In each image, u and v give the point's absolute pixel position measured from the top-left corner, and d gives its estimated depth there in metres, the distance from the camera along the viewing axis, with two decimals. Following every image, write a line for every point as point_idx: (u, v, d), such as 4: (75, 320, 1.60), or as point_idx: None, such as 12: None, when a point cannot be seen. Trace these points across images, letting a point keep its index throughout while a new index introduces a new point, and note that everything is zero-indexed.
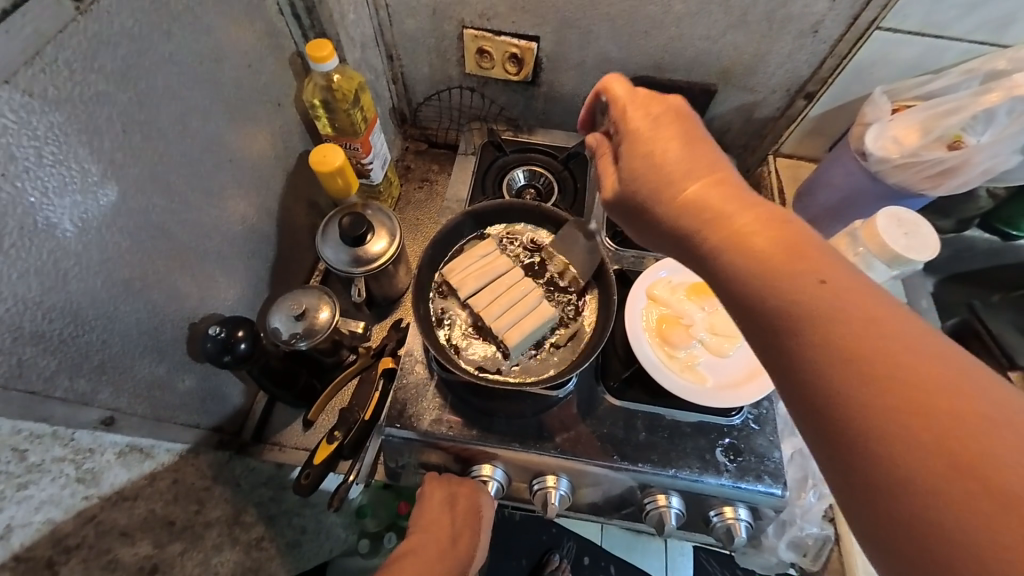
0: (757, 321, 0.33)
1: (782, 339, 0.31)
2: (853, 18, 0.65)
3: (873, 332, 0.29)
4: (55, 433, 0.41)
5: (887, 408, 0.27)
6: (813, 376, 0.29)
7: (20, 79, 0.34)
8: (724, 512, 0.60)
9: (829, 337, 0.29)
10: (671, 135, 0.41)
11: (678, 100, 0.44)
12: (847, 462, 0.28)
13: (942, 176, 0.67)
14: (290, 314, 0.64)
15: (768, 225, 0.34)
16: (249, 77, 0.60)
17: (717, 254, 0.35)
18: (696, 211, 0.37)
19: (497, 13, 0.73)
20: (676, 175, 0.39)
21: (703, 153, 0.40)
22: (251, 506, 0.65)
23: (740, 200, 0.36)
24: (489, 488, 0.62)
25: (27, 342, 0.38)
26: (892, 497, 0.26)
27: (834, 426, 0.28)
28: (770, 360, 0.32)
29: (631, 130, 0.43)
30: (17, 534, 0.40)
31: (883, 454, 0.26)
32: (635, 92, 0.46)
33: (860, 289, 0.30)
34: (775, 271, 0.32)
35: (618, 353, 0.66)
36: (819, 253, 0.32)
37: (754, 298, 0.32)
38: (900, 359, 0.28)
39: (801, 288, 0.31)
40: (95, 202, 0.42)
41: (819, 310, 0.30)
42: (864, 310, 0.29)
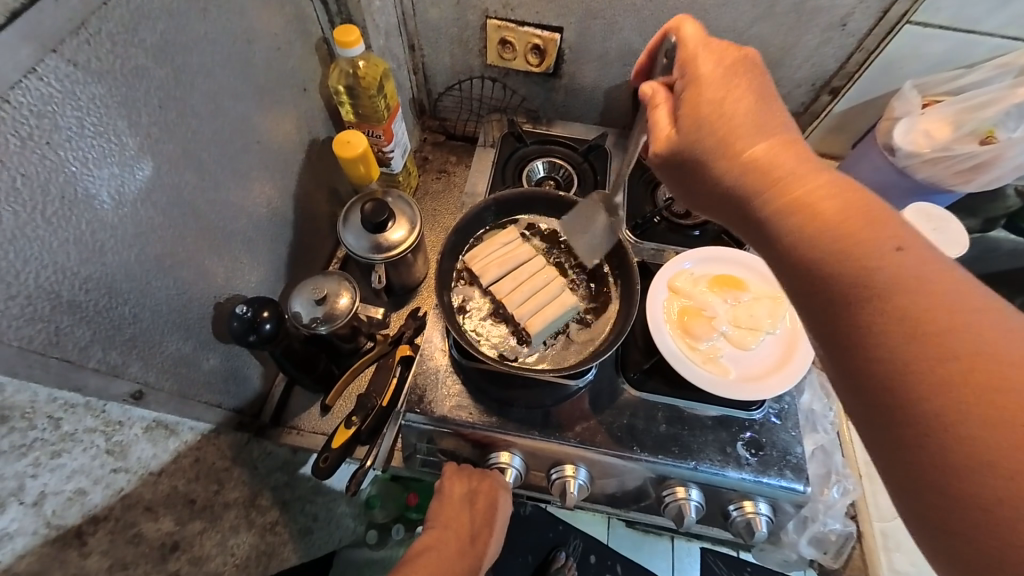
0: (813, 279, 0.34)
1: (836, 299, 0.33)
2: (883, 11, 0.64)
3: (928, 295, 0.30)
4: (87, 404, 0.42)
5: (938, 371, 0.28)
6: (865, 332, 0.31)
7: (66, 49, 0.35)
8: (743, 506, 0.60)
9: (885, 297, 0.31)
10: (742, 90, 0.41)
11: (753, 53, 0.43)
12: (890, 420, 0.30)
13: (973, 172, 0.66)
14: (310, 298, 0.64)
15: (831, 192, 0.35)
16: (277, 60, 0.60)
17: (777, 216, 0.36)
18: (758, 171, 0.38)
19: (521, 3, 0.73)
20: (741, 131, 0.39)
21: (771, 113, 0.40)
22: (267, 490, 0.66)
23: (804, 164, 0.37)
24: (507, 476, 0.61)
25: (65, 311, 0.38)
26: (925, 444, 0.28)
27: (883, 379, 0.30)
28: (820, 318, 0.34)
29: (699, 77, 0.42)
30: (50, 501, 0.40)
31: (929, 405, 0.28)
32: (709, 41, 0.44)
33: (919, 257, 0.32)
34: (837, 234, 0.33)
35: (638, 344, 0.66)
36: (883, 221, 0.33)
37: (812, 257, 0.34)
38: (954, 322, 0.29)
39: (861, 251, 0.32)
40: (131, 175, 0.42)
41: (876, 273, 0.31)
42: (922, 276, 0.31)
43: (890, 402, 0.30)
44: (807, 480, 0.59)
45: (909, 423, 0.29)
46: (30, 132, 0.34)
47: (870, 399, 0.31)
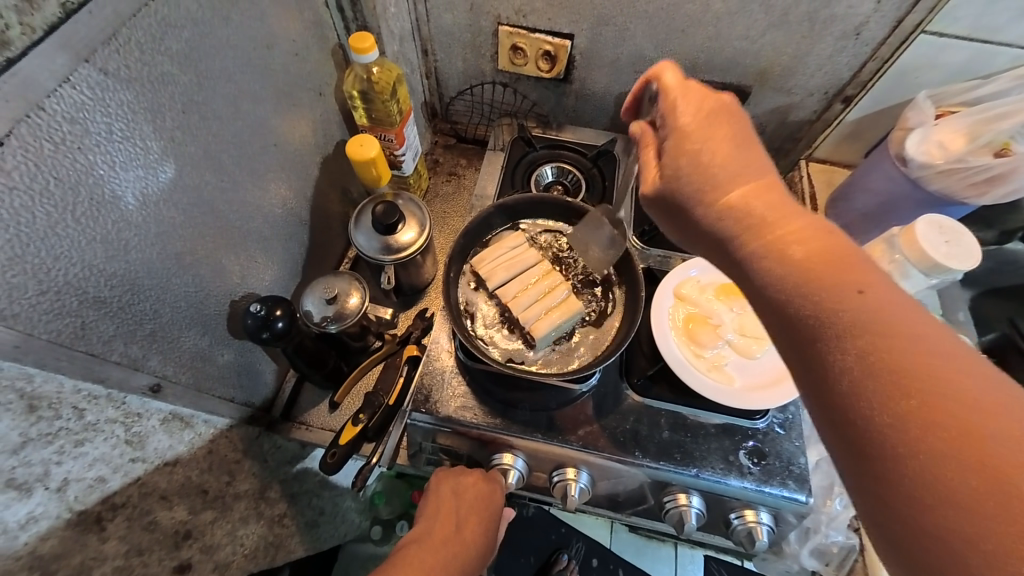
0: (790, 325, 0.34)
1: (817, 344, 0.33)
2: (898, 21, 0.64)
3: (903, 340, 0.30)
4: (109, 395, 0.43)
5: (914, 420, 0.29)
6: (840, 376, 0.31)
7: (97, 58, 0.37)
8: (745, 515, 0.60)
9: (860, 343, 0.31)
10: (722, 134, 0.41)
11: (731, 98, 0.44)
12: (870, 469, 0.30)
13: (988, 184, 0.64)
14: (322, 297, 0.66)
15: (809, 234, 0.35)
16: (296, 64, 0.62)
17: (755, 257, 0.36)
18: (740, 215, 0.38)
19: (534, 9, 0.74)
20: (725, 177, 0.39)
21: (753, 158, 0.40)
22: (276, 483, 0.69)
23: (784, 207, 0.37)
24: (510, 477, 0.63)
25: (91, 306, 0.40)
26: (904, 490, 0.28)
27: (859, 426, 0.30)
28: (798, 362, 0.34)
29: (681, 127, 0.43)
30: (72, 487, 0.42)
31: (905, 454, 0.28)
32: (688, 88, 0.44)
33: (893, 300, 0.32)
34: (814, 278, 0.34)
35: (642, 350, 0.66)
36: (856, 263, 0.34)
37: (789, 302, 0.34)
38: (928, 367, 0.29)
39: (836, 296, 0.33)
40: (154, 177, 0.44)
41: (851, 316, 0.32)
42: (898, 320, 0.31)
43: (868, 450, 0.30)
44: (810, 492, 0.58)
45: (889, 470, 0.29)
46: (62, 137, 0.35)
47: (848, 445, 0.31)
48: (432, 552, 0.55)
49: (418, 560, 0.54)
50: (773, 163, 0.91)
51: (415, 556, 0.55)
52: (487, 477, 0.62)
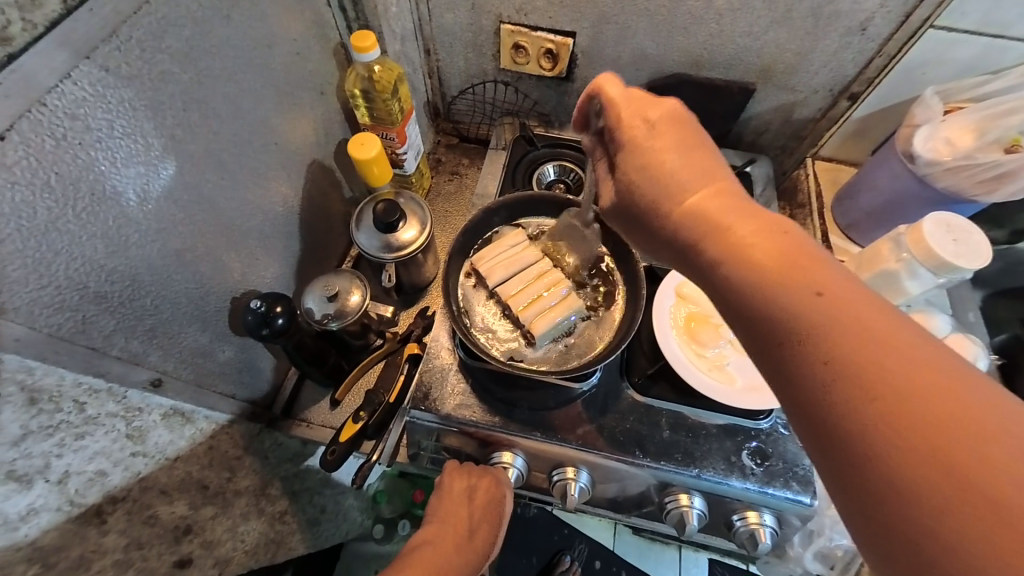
0: (754, 326, 0.34)
1: (781, 346, 0.32)
2: (905, 16, 0.63)
3: (868, 342, 0.30)
4: (110, 389, 0.44)
5: (878, 419, 0.28)
6: (808, 384, 0.31)
7: (99, 55, 0.37)
8: (748, 517, 0.59)
9: (818, 344, 0.31)
10: (669, 141, 0.42)
11: (676, 103, 0.44)
12: (846, 472, 0.29)
13: (998, 181, 0.63)
14: (322, 295, 0.66)
15: (766, 236, 0.35)
16: (297, 63, 0.63)
17: (716, 263, 0.36)
18: (697, 221, 0.38)
19: (535, 8, 0.74)
20: (676, 184, 0.40)
21: (704, 161, 0.41)
22: (277, 480, 0.70)
23: (740, 209, 0.37)
24: (509, 476, 0.62)
25: (91, 300, 0.40)
26: (889, 501, 0.27)
27: (828, 429, 0.30)
28: (767, 367, 0.34)
29: (627, 141, 0.44)
30: (72, 480, 0.42)
31: (875, 455, 0.28)
32: (632, 96, 0.45)
33: (853, 299, 0.31)
34: (771, 279, 0.33)
35: (644, 349, 0.66)
36: (811, 260, 0.33)
37: (753, 310, 0.34)
38: (896, 369, 0.28)
39: (796, 300, 0.32)
40: (155, 174, 0.44)
41: (814, 321, 0.31)
42: (862, 321, 0.30)
43: (848, 460, 0.29)
44: (815, 494, 0.57)
45: (863, 475, 0.28)
46: (63, 133, 0.36)
47: (821, 447, 0.31)
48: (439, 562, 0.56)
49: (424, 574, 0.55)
50: (778, 162, 0.90)
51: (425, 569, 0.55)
52: (499, 481, 0.61)
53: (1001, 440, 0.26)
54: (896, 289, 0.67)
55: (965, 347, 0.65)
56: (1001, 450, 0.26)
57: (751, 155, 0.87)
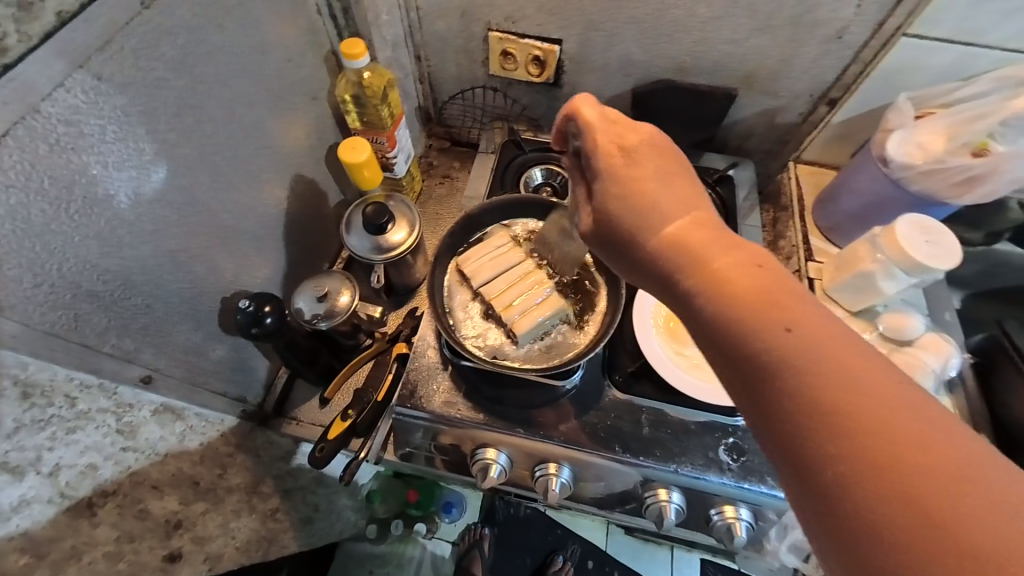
0: (734, 360, 0.35)
1: (759, 380, 0.34)
2: (880, 24, 0.65)
3: (838, 378, 0.31)
4: (101, 385, 0.45)
5: (848, 452, 0.30)
6: (782, 413, 0.33)
7: (92, 64, 0.39)
8: (725, 511, 0.61)
9: (792, 378, 0.33)
10: (649, 166, 0.44)
11: (651, 129, 0.46)
12: (821, 505, 0.31)
13: (969, 184, 0.65)
14: (313, 295, 0.68)
15: (743, 271, 0.37)
16: (289, 70, 0.64)
17: (695, 293, 0.38)
18: (677, 251, 0.40)
19: (524, 16, 0.76)
20: (657, 214, 0.42)
21: (682, 191, 0.43)
22: (269, 478, 0.71)
23: (719, 242, 0.39)
24: (492, 472, 0.63)
25: (84, 299, 0.42)
26: (856, 532, 0.29)
27: (802, 463, 0.32)
28: (746, 400, 0.35)
29: (606, 165, 0.46)
30: (65, 473, 0.43)
31: (846, 490, 0.29)
32: (608, 121, 0.48)
33: (825, 335, 0.33)
34: (748, 314, 0.35)
35: (626, 348, 0.67)
36: (783, 297, 0.35)
37: (731, 340, 0.35)
38: (864, 407, 0.30)
39: (771, 333, 0.34)
40: (149, 177, 0.46)
41: (783, 351, 0.33)
42: (833, 357, 0.32)
43: (818, 490, 0.31)
44: None
45: (834, 508, 0.30)
46: (58, 139, 0.38)
47: (797, 479, 0.32)
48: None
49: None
50: (763, 165, 0.92)
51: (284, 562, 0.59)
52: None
53: (956, 474, 0.28)
54: (871, 289, 0.69)
55: (938, 346, 0.67)
56: (958, 485, 0.28)
57: (735, 159, 0.89)
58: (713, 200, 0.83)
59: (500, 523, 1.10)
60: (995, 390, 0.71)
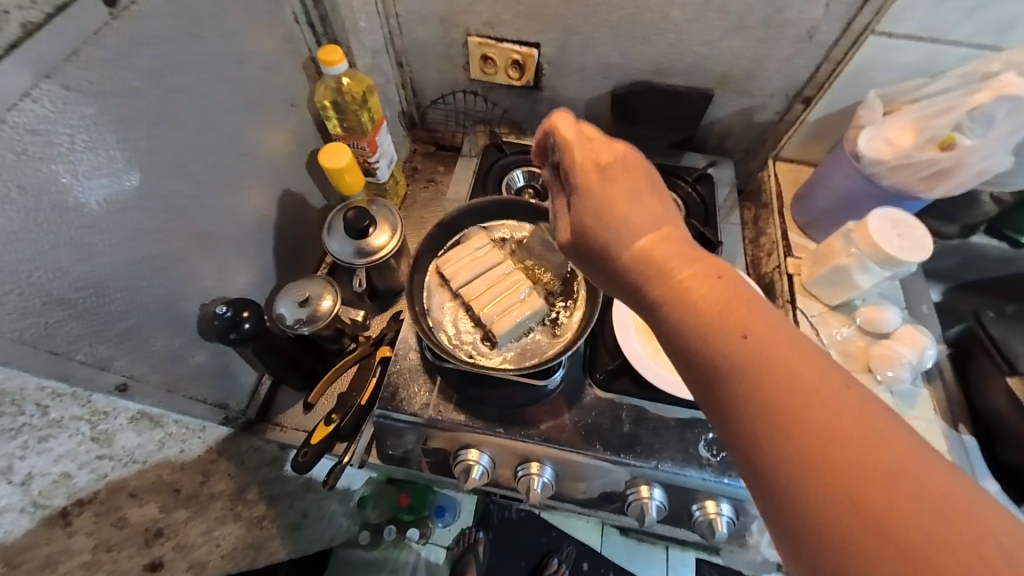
0: (695, 369, 0.36)
1: (717, 388, 0.35)
2: (849, 23, 0.67)
3: (794, 387, 0.32)
4: (74, 394, 0.44)
5: (798, 460, 0.30)
6: (741, 420, 0.33)
7: (60, 74, 0.39)
8: (706, 507, 0.61)
9: (746, 386, 0.33)
10: (622, 185, 0.44)
11: (627, 148, 0.46)
12: (778, 511, 0.31)
13: (936, 178, 0.67)
14: (295, 301, 0.68)
15: (706, 282, 0.37)
16: (267, 77, 0.65)
17: (661, 305, 0.39)
18: (645, 264, 0.40)
19: (501, 21, 0.77)
20: (625, 229, 0.42)
21: (651, 204, 0.43)
22: (254, 484, 0.71)
23: (682, 253, 0.40)
24: (474, 473, 0.63)
25: (56, 307, 0.42)
26: (810, 536, 0.30)
27: (759, 469, 0.32)
28: (708, 407, 0.36)
29: (582, 185, 0.46)
30: (37, 482, 0.43)
31: (800, 497, 0.30)
32: (585, 140, 0.48)
33: (780, 343, 0.34)
34: (706, 324, 0.36)
35: (607, 346, 0.68)
36: (741, 306, 0.36)
37: (695, 351, 0.36)
38: (817, 414, 0.31)
39: (728, 342, 0.35)
40: (121, 184, 0.47)
41: (738, 359, 0.34)
42: (784, 363, 0.33)
43: (780, 499, 0.31)
44: None
45: (790, 514, 0.31)
46: (25, 148, 0.38)
47: (756, 484, 0.33)
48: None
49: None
50: (743, 164, 0.93)
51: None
52: None
53: (907, 482, 0.28)
54: (847, 283, 0.70)
55: (914, 338, 0.68)
56: (908, 494, 0.28)
57: (715, 158, 0.90)
58: (694, 199, 0.83)
59: (494, 526, 1.10)
60: (971, 381, 0.72)
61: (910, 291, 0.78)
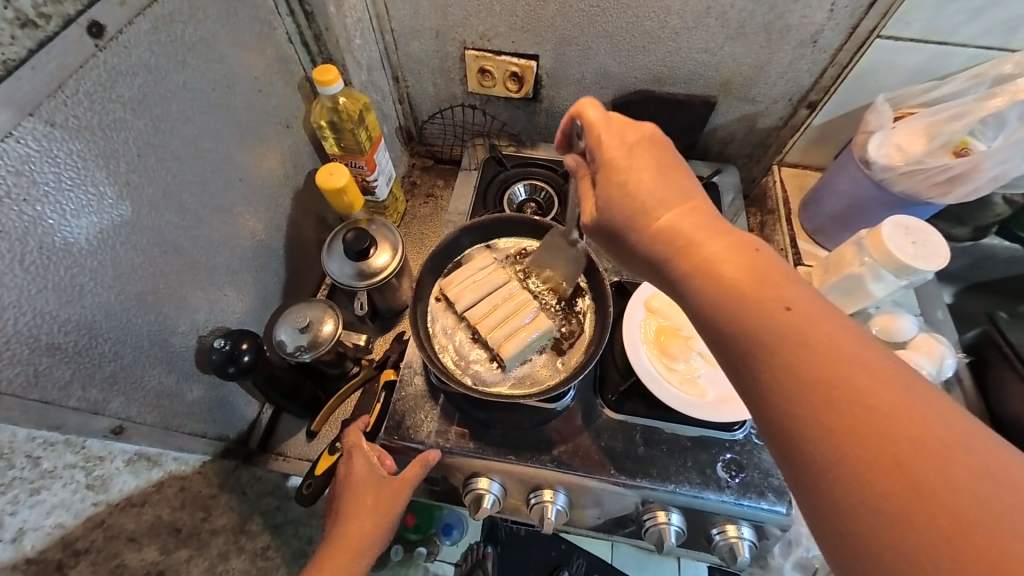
0: (725, 342, 0.35)
1: (748, 360, 0.33)
2: (853, 27, 0.65)
3: (833, 360, 0.30)
4: (67, 441, 0.43)
5: (839, 433, 0.29)
6: (775, 393, 0.32)
7: (43, 111, 0.38)
8: (726, 530, 0.59)
9: (782, 360, 0.31)
10: (647, 164, 0.42)
11: (654, 128, 0.45)
12: (811, 487, 0.30)
13: (950, 184, 0.65)
14: (295, 326, 0.66)
15: (739, 253, 0.36)
16: (260, 100, 0.63)
17: (689, 276, 0.37)
18: (671, 240, 0.39)
19: (497, 33, 0.76)
20: (652, 203, 0.41)
21: (677, 181, 0.42)
22: (257, 515, 0.67)
23: (712, 227, 0.38)
24: (485, 502, 0.61)
25: (43, 353, 0.40)
26: (847, 510, 0.28)
27: (792, 444, 0.31)
28: (738, 382, 0.34)
29: (609, 162, 0.44)
30: (29, 536, 0.41)
31: (838, 472, 0.28)
32: (609, 116, 0.46)
33: (819, 316, 0.32)
34: (739, 296, 0.34)
35: (616, 364, 0.66)
36: (778, 277, 0.34)
37: (724, 325, 0.34)
38: (861, 387, 0.29)
39: (766, 313, 0.33)
40: (110, 221, 0.45)
41: (774, 330, 0.32)
42: (822, 336, 0.31)
43: (816, 476, 0.29)
44: (791, 502, 0.57)
45: (824, 490, 0.29)
46: (7, 191, 0.36)
47: (788, 458, 0.31)
48: (375, 474, 0.59)
49: (341, 544, 0.56)
50: (746, 170, 0.91)
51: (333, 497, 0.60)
52: None
53: (955, 456, 0.27)
54: (861, 292, 0.69)
55: (932, 346, 0.66)
56: (957, 469, 0.26)
57: (719, 166, 0.88)
58: None
59: (502, 540, 1.05)
60: (991, 388, 0.70)
61: (923, 297, 0.76)
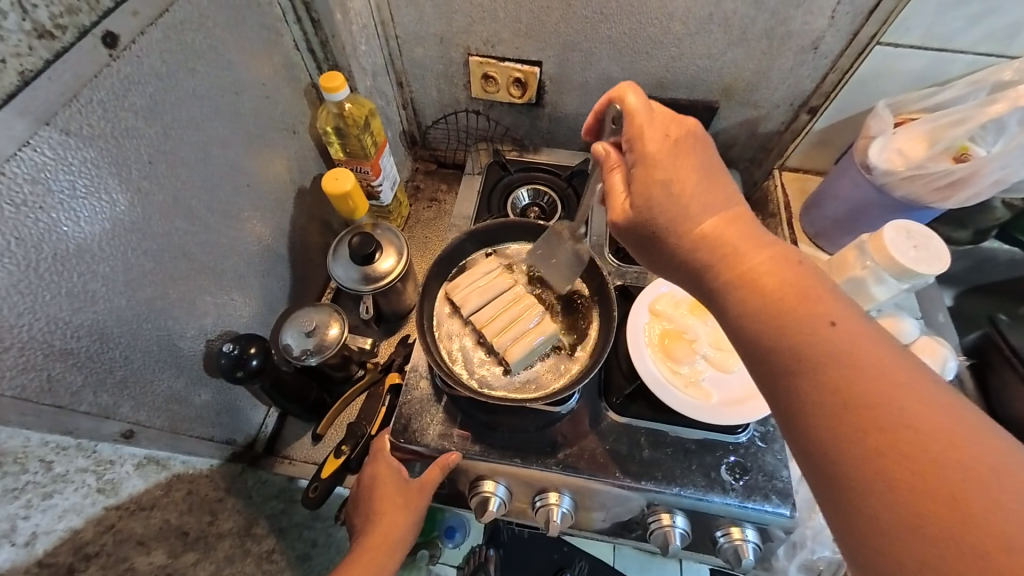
0: (759, 352, 0.36)
1: (784, 370, 0.34)
2: (853, 34, 0.66)
3: (871, 374, 0.31)
4: (78, 445, 0.44)
5: (871, 441, 0.30)
6: (810, 402, 0.32)
7: (59, 120, 0.38)
8: (731, 533, 0.59)
9: (820, 371, 0.32)
10: (690, 164, 0.41)
11: (695, 123, 0.44)
12: (839, 493, 0.31)
13: (951, 188, 0.66)
14: (301, 330, 0.66)
15: (779, 267, 0.37)
16: (267, 106, 0.64)
17: (727, 287, 0.38)
18: (709, 249, 0.39)
19: (501, 39, 0.76)
20: (696, 209, 0.40)
21: (718, 186, 0.41)
22: (262, 518, 0.67)
23: (751, 239, 0.39)
24: (491, 505, 0.61)
25: (57, 358, 0.41)
26: (875, 517, 0.29)
27: (825, 451, 0.31)
28: (771, 390, 0.35)
29: (647, 153, 0.42)
30: (41, 540, 0.41)
31: (869, 480, 0.29)
32: (654, 112, 0.44)
33: (858, 331, 0.33)
34: (778, 308, 0.35)
35: (621, 368, 0.66)
36: (819, 292, 0.35)
37: (760, 335, 0.35)
38: (898, 400, 0.30)
39: (805, 325, 0.34)
40: (121, 227, 0.45)
41: (813, 342, 0.33)
42: (861, 351, 0.32)
43: (846, 482, 0.30)
44: (795, 505, 0.58)
45: (852, 496, 0.30)
46: (24, 199, 0.37)
47: (818, 464, 0.32)
48: (397, 476, 0.62)
49: (373, 540, 0.58)
50: (747, 174, 0.92)
51: (356, 501, 0.62)
52: None
53: (988, 471, 0.27)
54: (863, 295, 0.69)
55: (934, 349, 0.66)
56: (990, 483, 0.27)
57: None
58: None
59: (504, 543, 1.05)
60: (993, 391, 0.70)
61: (923, 300, 0.77)
